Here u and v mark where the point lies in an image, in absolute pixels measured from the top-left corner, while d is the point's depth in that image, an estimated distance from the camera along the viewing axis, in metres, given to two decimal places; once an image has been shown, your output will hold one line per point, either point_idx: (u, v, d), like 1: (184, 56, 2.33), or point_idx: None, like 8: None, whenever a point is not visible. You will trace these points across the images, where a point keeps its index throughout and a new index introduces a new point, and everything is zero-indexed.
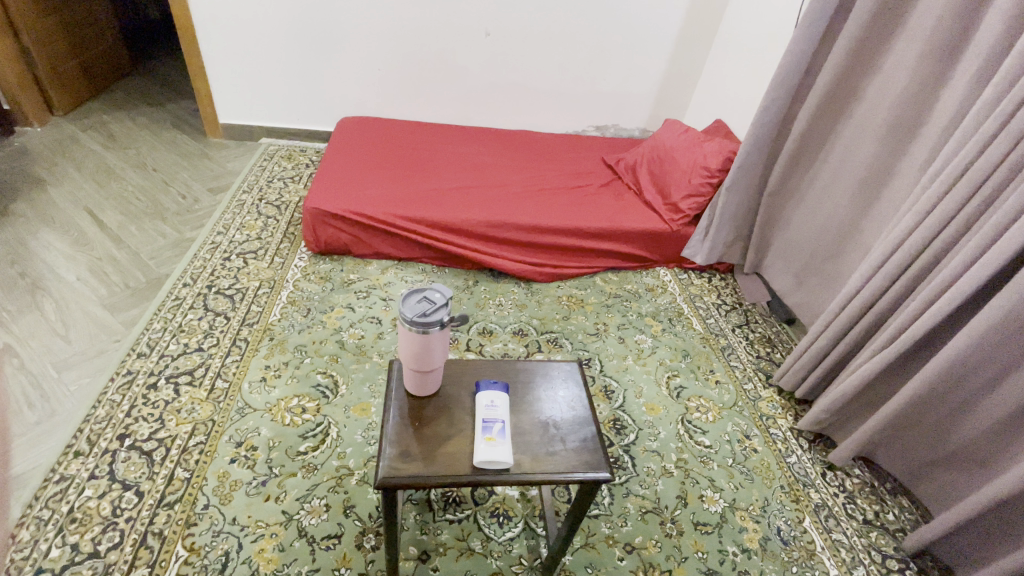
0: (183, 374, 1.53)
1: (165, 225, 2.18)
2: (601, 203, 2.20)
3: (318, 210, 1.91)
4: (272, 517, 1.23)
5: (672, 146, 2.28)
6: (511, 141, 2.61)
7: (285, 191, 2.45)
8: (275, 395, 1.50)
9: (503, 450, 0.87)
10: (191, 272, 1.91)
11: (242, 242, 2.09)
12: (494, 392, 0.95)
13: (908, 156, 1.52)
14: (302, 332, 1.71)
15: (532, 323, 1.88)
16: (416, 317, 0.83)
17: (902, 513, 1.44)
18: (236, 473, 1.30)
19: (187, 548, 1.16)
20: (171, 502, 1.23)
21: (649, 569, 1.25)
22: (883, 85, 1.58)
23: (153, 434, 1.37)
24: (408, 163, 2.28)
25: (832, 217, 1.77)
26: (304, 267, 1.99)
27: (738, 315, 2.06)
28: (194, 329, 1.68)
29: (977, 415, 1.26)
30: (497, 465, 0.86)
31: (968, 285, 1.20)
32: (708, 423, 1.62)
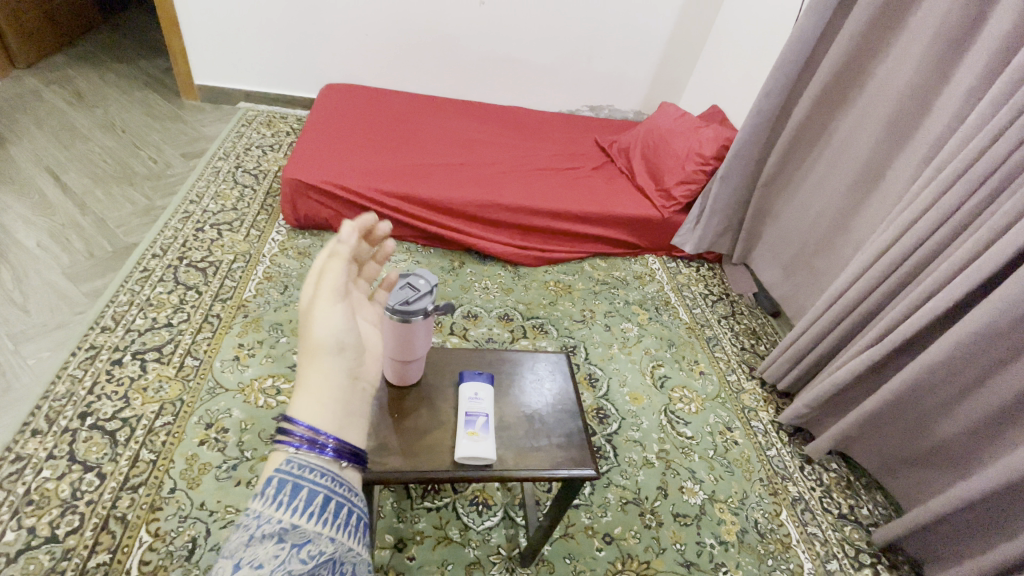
0: (150, 351, 1.46)
1: (135, 191, 2.06)
2: (592, 186, 2.15)
3: (298, 181, 1.82)
4: (243, 502, 1.18)
5: (667, 130, 2.23)
6: (503, 117, 2.52)
7: (264, 160, 2.34)
8: (248, 374, 1.44)
9: (488, 445, 0.83)
10: (161, 242, 1.82)
11: (217, 212, 1.99)
12: (479, 383, 0.90)
13: (904, 152, 1.50)
14: (278, 310, 1.65)
15: (517, 308, 1.84)
16: (398, 306, 0.78)
17: (875, 507, 1.46)
18: (205, 456, 1.25)
19: (151, 534, 1.11)
20: (135, 485, 1.17)
21: (627, 560, 1.24)
22: (885, 78, 1.54)
23: (117, 413, 1.30)
24: (394, 136, 2.18)
25: (824, 211, 1.75)
26: (281, 241, 1.91)
27: (724, 306, 2.05)
28: (163, 303, 1.60)
29: (957, 416, 1.26)
30: (479, 461, 0.82)
31: (959, 288, 1.19)
32: (690, 414, 1.61)
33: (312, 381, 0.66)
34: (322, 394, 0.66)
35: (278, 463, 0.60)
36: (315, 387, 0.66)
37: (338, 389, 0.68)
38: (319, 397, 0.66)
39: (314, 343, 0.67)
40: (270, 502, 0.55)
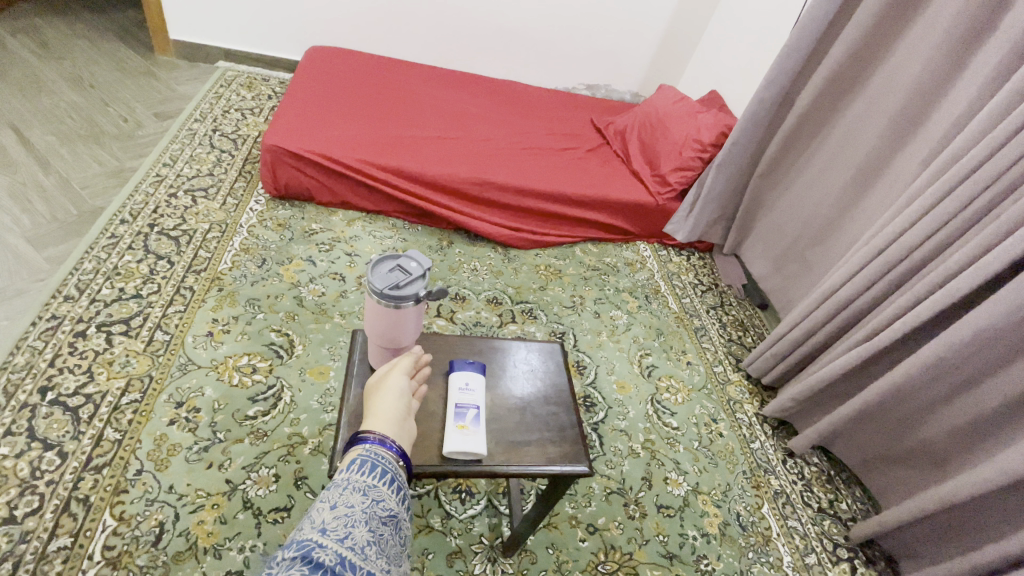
0: (117, 323, 1.37)
1: (103, 151, 1.93)
2: (586, 169, 2.09)
3: (280, 149, 1.73)
4: (215, 486, 1.12)
5: (665, 114, 2.17)
6: (497, 92, 2.43)
7: (243, 124, 2.21)
8: (222, 352, 1.37)
9: (478, 439, 0.79)
10: (131, 207, 1.71)
11: (191, 177, 1.88)
12: (470, 373, 0.86)
13: (907, 149, 1.47)
14: (256, 285, 1.57)
15: (506, 292, 1.79)
16: (387, 289, 0.72)
17: (853, 502, 1.48)
18: (175, 436, 1.18)
19: (116, 518, 1.04)
20: (99, 465, 1.10)
21: (611, 551, 1.23)
22: (893, 70, 1.49)
23: (81, 389, 1.22)
24: (383, 105, 2.08)
25: (821, 205, 1.73)
26: (260, 211, 1.82)
27: (713, 296, 2.03)
28: (132, 272, 1.51)
29: (943, 417, 1.27)
30: (468, 455, 0.78)
31: (957, 290, 1.17)
32: (677, 404, 1.60)
33: (380, 404, 0.71)
34: (389, 415, 0.70)
35: (353, 450, 0.65)
36: (381, 411, 0.70)
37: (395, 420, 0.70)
38: (385, 419, 0.69)
39: (387, 380, 0.75)
40: (353, 471, 0.62)
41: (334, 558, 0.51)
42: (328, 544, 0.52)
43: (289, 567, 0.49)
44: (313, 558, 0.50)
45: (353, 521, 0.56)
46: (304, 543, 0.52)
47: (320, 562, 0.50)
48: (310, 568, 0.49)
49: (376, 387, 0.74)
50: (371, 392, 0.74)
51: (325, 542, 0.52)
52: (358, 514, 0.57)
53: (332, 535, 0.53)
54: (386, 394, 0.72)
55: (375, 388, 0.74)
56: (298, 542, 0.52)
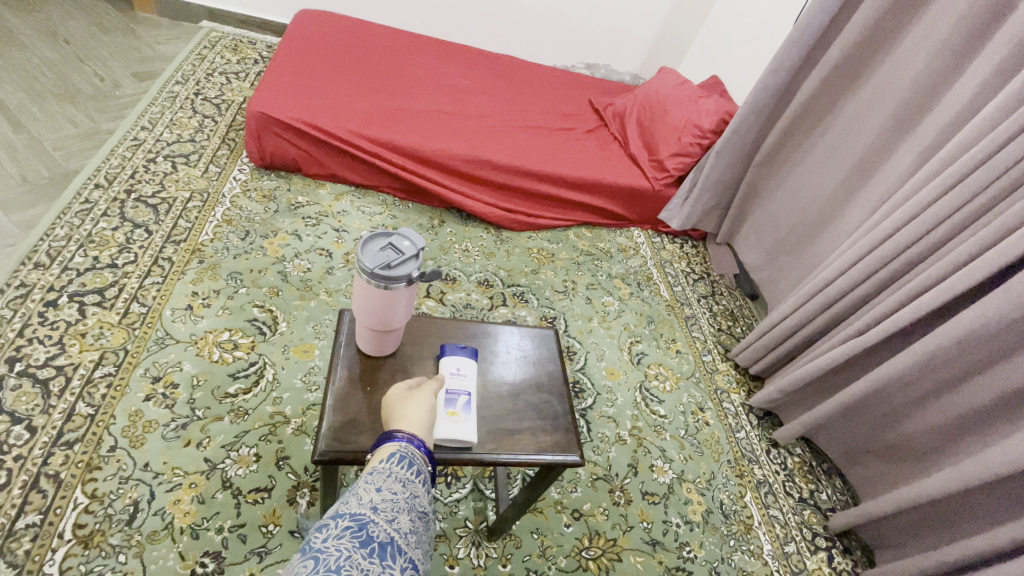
0: (91, 293, 1.31)
1: (78, 111, 1.83)
2: (583, 150, 2.04)
3: (266, 116, 1.65)
4: (193, 465, 1.09)
5: (665, 97, 2.12)
6: (495, 66, 2.35)
7: (227, 89, 2.11)
8: (202, 326, 1.32)
9: (467, 427, 0.76)
10: (107, 172, 1.62)
11: (171, 142, 1.80)
12: (463, 358, 0.83)
13: (907, 142, 1.45)
14: (238, 258, 1.51)
15: (498, 274, 1.76)
16: (378, 269, 0.68)
17: (834, 493, 1.50)
18: (151, 413, 1.14)
19: (87, 495, 1.00)
20: (71, 441, 1.06)
21: (595, 537, 1.23)
22: (899, 61, 1.46)
23: (51, 360, 1.17)
24: (374, 75, 2.00)
25: (818, 197, 1.71)
26: (244, 181, 1.74)
27: (705, 285, 2.01)
28: (107, 241, 1.44)
29: (928, 413, 1.27)
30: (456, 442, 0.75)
31: (952, 289, 1.16)
32: (665, 392, 1.60)
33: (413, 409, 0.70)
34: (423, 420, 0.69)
35: (384, 448, 0.64)
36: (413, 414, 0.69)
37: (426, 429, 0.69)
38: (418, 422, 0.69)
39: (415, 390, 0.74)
40: (396, 460, 0.62)
41: (383, 538, 0.52)
42: (378, 522, 0.53)
43: (341, 536, 0.50)
44: (364, 532, 0.51)
45: (397, 507, 0.57)
46: (353, 517, 0.53)
47: (372, 536, 0.51)
48: (361, 540, 0.50)
49: (397, 397, 0.72)
50: (393, 403, 0.72)
51: (375, 521, 0.53)
52: (402, 502, 0.58)
53: (380, 515, 0.54)
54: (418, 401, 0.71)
55: (403, 397, 0.72)
56: (349, 515, 0.53)
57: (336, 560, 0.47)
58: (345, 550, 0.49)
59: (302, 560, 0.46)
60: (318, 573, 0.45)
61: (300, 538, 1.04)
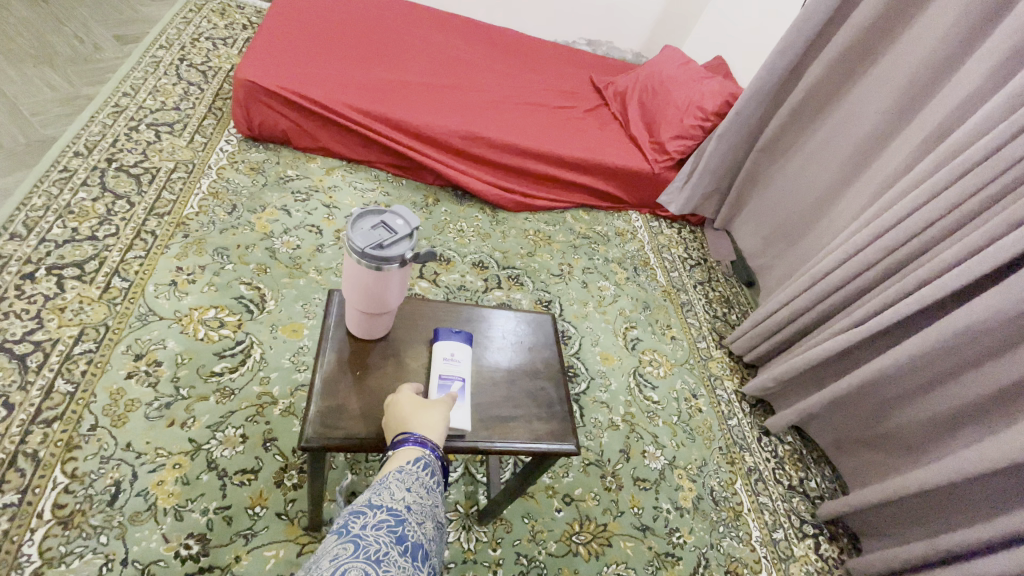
0: (70, 267, 1.26)
1: (56, 74, 1.74)
2: (582, 130, 1.99)
3: (254, 84, 1.58)
4: (177, 446, 1.06)
5: (668, 77, 2.06)
6: (494, 40, 2.27)
7: (214, 55, 2.02)
8: (187, 303, 1.28)
9: (461, 414, 0.74)
10: (87, 139, 1.55)
11: (155, 110, 1.72)
12: (458, 344, 0.80)
13: (912, 127, 1.41)
14: (224, 233, 1.46)
15: (493, 256, 1.72)
16: (370, 249, 0.64)
17: (822, 481, 1.51)
18: (133, 391, 1.11)
19: (67, 475, 0.97)
20: (49, 419, 1.03)
21: (585, 522, 1.23)
22: (909, 45, 1.40)
23: (28, 336, 1.13)
24: (368, 45, 1.92)
25: (818, 185, 1.68)
26: (231, 152, 1.68)
27: (701, 271, 1.99)
28: (87, 212, 1.38)
29: (920, 405, 1.27)
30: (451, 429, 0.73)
31: (953, 282, 1.14)
32: (659, 378, 1.59)
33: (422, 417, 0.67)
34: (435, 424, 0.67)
35: (408, 452, 0.63)
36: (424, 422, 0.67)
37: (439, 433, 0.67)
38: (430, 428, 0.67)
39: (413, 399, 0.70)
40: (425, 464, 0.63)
41: (415, 539, 0.55)
42: (411, 523, 0.56)
43: (378, 529, 0.53)
44: (400, 529, 0.54)
45: (426, 511, 0.59)
46: (391, 511, 0.56)
47: (405, 536, 0.54)
48: (396, 537, 0.53)
49: (400, 402, 0.69)
50: (396, 409, 0.69)
51: (409, 520, 0.56)
52: (429, 506, 0.60)
53: (413, 516, 0.57)
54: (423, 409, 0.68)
55: (408, 403, 0.69)
56: (387, 509, 0.56)
57: (374, 551, 0.50)
58: (382, 545, 0.52)
59: (341, 543, 0.50)
60: (357, 559, 0.49)
61: (287, 520, 1.03)
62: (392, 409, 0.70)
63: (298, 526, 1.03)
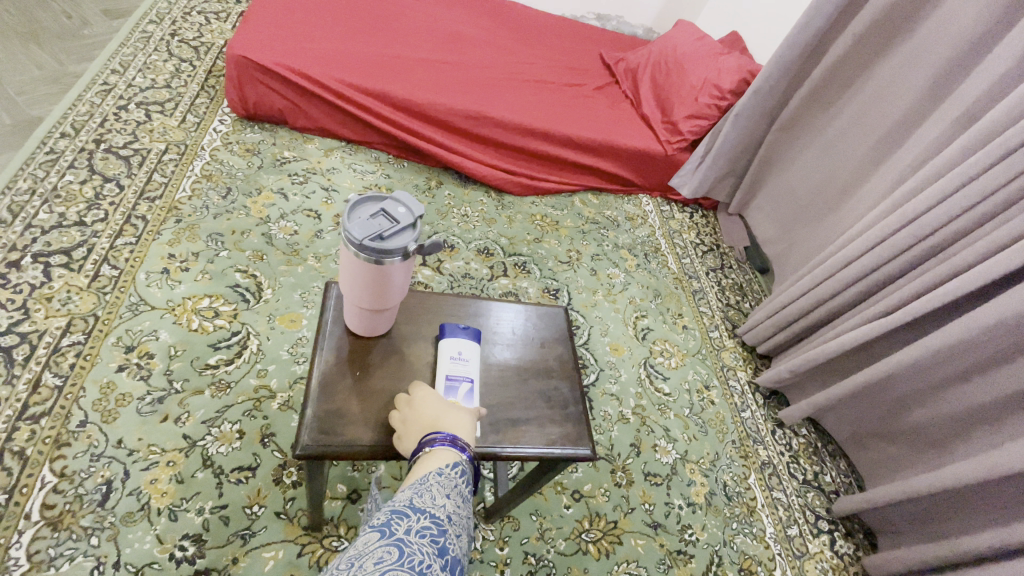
0: (57, 254, 1.20)
1: (42, 50, 1.66)
2: (593, 110, 1.90)
3: (245, 60, 1.50)
4: (171, 442, 1.02)
5: (682, 53, 1.96)
6: (499, 14, 2.17)
7: (206, 30, 1.93)
8: (180, 292, 1.23)
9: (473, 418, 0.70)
10: (74, 119, 1.48)
11: (145, 88, 1.64)
12: (465, 342, 0.75)
13: (944, 107, 1.31)
14: (218, 218, 1.39)
15: (499, 242, 1.66)
16: (369, 240, 0.58)
17: (838, 475, 1.46)
18: (124, 385, 1.06)
19: (56, 474, 0.93)
20: (36, 415, 0.98)
21: (595, 519, 1.19)
22: (945, 16, 1.30)
23: (13, 327, 1.07)
24: (367, 18, 1.83)
25: (843, 168, 1.59)
26: (225, 133, 1.61)
27: (714, 258, 1.92)
28: (75, 196, 1.32)
29: (946, 401, 1.21)
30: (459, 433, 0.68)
31: (987, 273, 1.06)
32: (670, 369, 1.54)
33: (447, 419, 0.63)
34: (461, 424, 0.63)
35: (445, 453, 0.59)
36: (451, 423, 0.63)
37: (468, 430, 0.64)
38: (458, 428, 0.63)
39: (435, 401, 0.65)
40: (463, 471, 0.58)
41: (455, 555, 0.49)
42: (453, 534, 0.50)
43: (420, 536, 0.47)
44: (441, 541, 0.48)
45: (463, 524, 0.54)
46: (433, 519, 0.50)
47: (446, 549, 0.48)
48: (438, 550, 0.47)
49: (421, 406, 0.65)
50: (418, 410, 0.65)
51: (450, 531, 0.50)
52: (465, 519, 0.55)
53: (453, 528, 0.51)
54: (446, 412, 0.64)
55: (430, 406, 0.64)
56: (429, 516, 0.50)
57: (418, 562, 0.44)
58: (425, 554, 0.45)
59: (384, 546, 0.44)
60: (402, 567, 0.42)
61: (287, 520, 0.99)
62: (412, 410, 0.65)
63: (298, 525, 0.99)
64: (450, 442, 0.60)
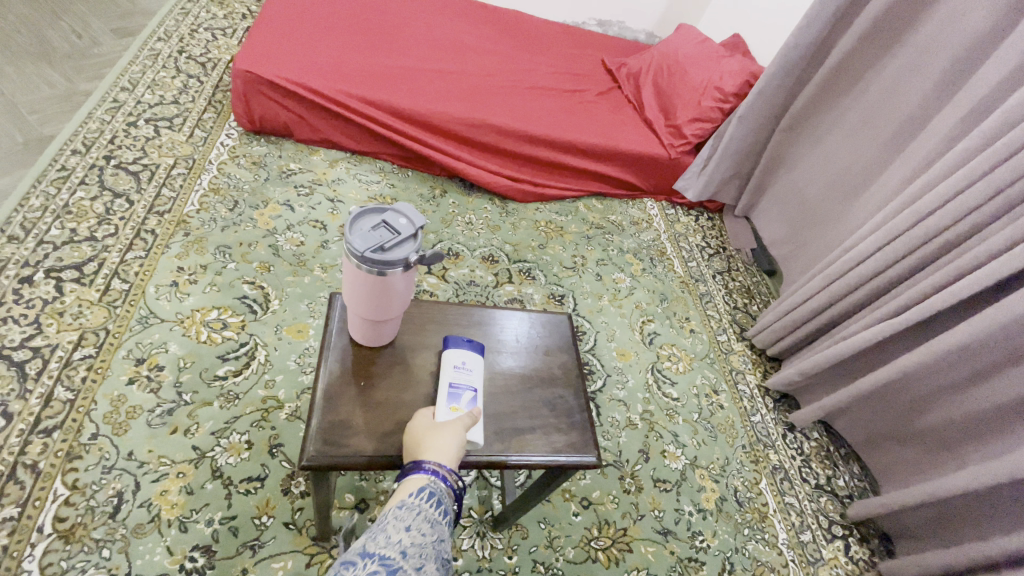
0: (69, 269, 1.22)
1: (53, 70, 1.70)
2: (596, 115, 1.91)
3: (251, 74, 1.52)
4: (180, 454, 1.03)
5: (685, 57, 1.97)
6: (502, 23, 2.18)
7: (213, 46, 1.96)
8: (189, 304, 1.24)
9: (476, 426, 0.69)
10: (85, 136, 1.51)
11: (153, 104, 1.67)
12: (468, 352, 0.75)
13: (951, 105, 1.30)
14: (226, 231, 1.41)
15: (503, 249, 1.66)
16: (370, 253, 0.59)
17: (851, 479, 1.44)
18: (135, 397, 1.07)
19: (68, 486, 0.94)
20: (49, 429, 0.99)
21: (604, 526, 1.18)
22: (949, 14, 1.29)
23: (26, 342, 1.09)
24: (371, 30, 1.85)
25: (849, 168, 1.58)
26: (232, 146, 1.63)
27: (721, 261, 1.91)
28: (86, 212, 1.34)
29: (960, 403, 1.19)
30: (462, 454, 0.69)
31: (997, 272, 1.05)
32: (678, 374, 1.53)
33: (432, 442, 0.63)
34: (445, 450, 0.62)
35: (416, 481, 0.58)
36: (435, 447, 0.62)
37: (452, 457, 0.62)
38: (440, 454, 0.61)
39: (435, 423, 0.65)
40: (427, 496, 0.57)
41: None
42: (407, 571, 0.48)
43: None
44: None
45: (425, 552, 0.52)
46: (383, 562, 0.48)
47: None
48: None
49: (418, 424, 0.66)
50: (414, 428, 0.66)
51: (404, 569, 0.48)
52: (430, 545, 0.53)
53: (409, 562, 0.50)
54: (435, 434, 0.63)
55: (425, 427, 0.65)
56: (379, 558, 0.48)
57: None
58: None
59: None
60: None
61: (295, 530, 0.99)
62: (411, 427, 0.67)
63: (306, 536, 0.99)
64: (430, 471, 0.59)
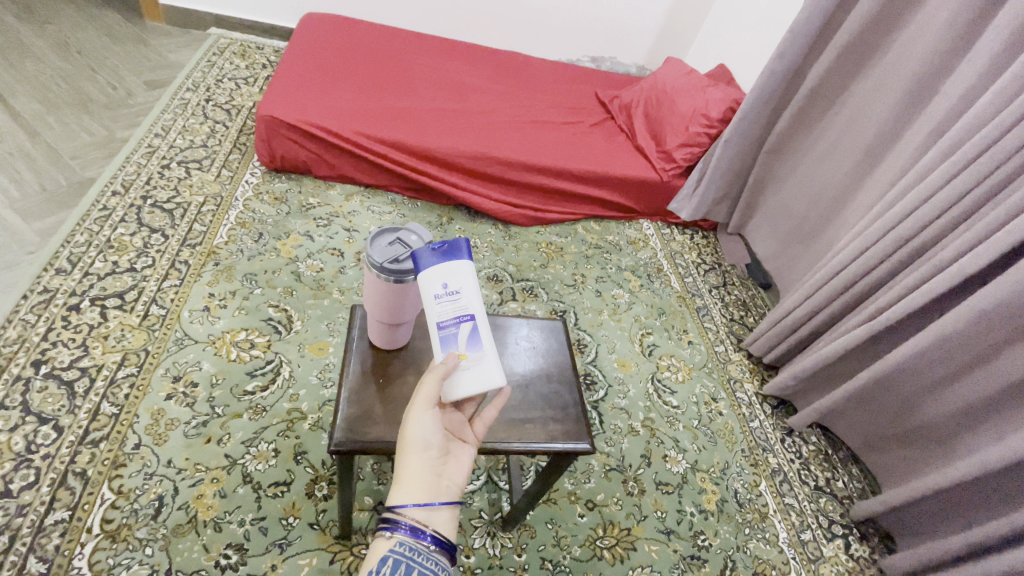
0: (111, 297, 1.35)
1: (94, 120, 1.87)
2: (591, 144, 2.04)
3: (274, 119, 1.68)
4: (214, 461, 1.12)
5: (672, 88, 2.11)
6: (502, 63, 2.36)
7: (237, 94, 2.15)
8: (219, 326, 1.36)
9: (460, 381, 0.69)
10: (123, 179, 1.66)
11: (184, 148, 1.84)
12: (446, 268, 0.68)
13: (917, 123, 1.42)
14: (252, 260, 1.54)
15: (507, 269, 1.77)
16: (388, 264, 0.69)
17: (850, 481, 1.49)
18: (173, 411, 1.17)
19: (114, 491, 1.04)
20: (96, 439, 1.09)
21: (609, 526, 1.24)
22: (908, 44, 1.43)
23: (75, 362, 1.21)
24: (381, 74, 2.02)
25: (830, 185, 1.68)
26: (256, 184, 1.78)
27: (716, 276, 2.00)
28: (126, 246, 1.48)
29: (944, 399, 1.26)
30: (491, 407, 0.75)
31: (962, 273, 1.15)
32: (677, 383, 1.60)
33: (405, 468, 0.65)
34: (419, 477, 0.64)
35: (383, 552, 0.59)
36: (411, 475, 0.64)
37: (427, 475, 0.65)
38: (415, 486, 0.63)
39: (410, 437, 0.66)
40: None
41: None
42: None
43: None
44: None
45: None
46: None
47: None
48: None
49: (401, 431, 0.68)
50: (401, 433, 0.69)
51: None
52: None
53: None
54: (408, 457, 0.65)
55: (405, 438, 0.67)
56: None
57: None
58: None
59: None
60: None
61: (319, 530, 1.07)
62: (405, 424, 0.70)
63: (329, 535, 1.07)
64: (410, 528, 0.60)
